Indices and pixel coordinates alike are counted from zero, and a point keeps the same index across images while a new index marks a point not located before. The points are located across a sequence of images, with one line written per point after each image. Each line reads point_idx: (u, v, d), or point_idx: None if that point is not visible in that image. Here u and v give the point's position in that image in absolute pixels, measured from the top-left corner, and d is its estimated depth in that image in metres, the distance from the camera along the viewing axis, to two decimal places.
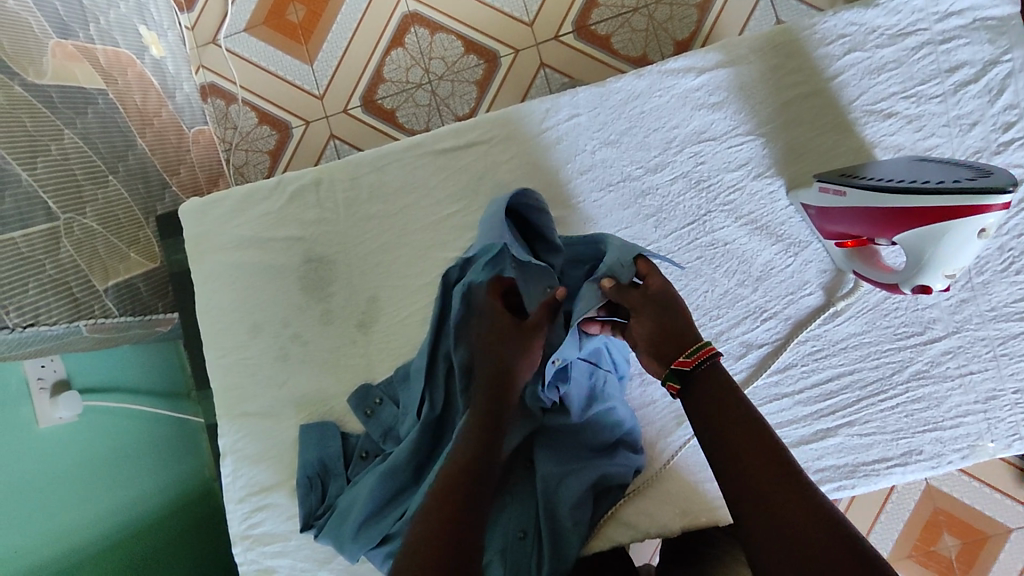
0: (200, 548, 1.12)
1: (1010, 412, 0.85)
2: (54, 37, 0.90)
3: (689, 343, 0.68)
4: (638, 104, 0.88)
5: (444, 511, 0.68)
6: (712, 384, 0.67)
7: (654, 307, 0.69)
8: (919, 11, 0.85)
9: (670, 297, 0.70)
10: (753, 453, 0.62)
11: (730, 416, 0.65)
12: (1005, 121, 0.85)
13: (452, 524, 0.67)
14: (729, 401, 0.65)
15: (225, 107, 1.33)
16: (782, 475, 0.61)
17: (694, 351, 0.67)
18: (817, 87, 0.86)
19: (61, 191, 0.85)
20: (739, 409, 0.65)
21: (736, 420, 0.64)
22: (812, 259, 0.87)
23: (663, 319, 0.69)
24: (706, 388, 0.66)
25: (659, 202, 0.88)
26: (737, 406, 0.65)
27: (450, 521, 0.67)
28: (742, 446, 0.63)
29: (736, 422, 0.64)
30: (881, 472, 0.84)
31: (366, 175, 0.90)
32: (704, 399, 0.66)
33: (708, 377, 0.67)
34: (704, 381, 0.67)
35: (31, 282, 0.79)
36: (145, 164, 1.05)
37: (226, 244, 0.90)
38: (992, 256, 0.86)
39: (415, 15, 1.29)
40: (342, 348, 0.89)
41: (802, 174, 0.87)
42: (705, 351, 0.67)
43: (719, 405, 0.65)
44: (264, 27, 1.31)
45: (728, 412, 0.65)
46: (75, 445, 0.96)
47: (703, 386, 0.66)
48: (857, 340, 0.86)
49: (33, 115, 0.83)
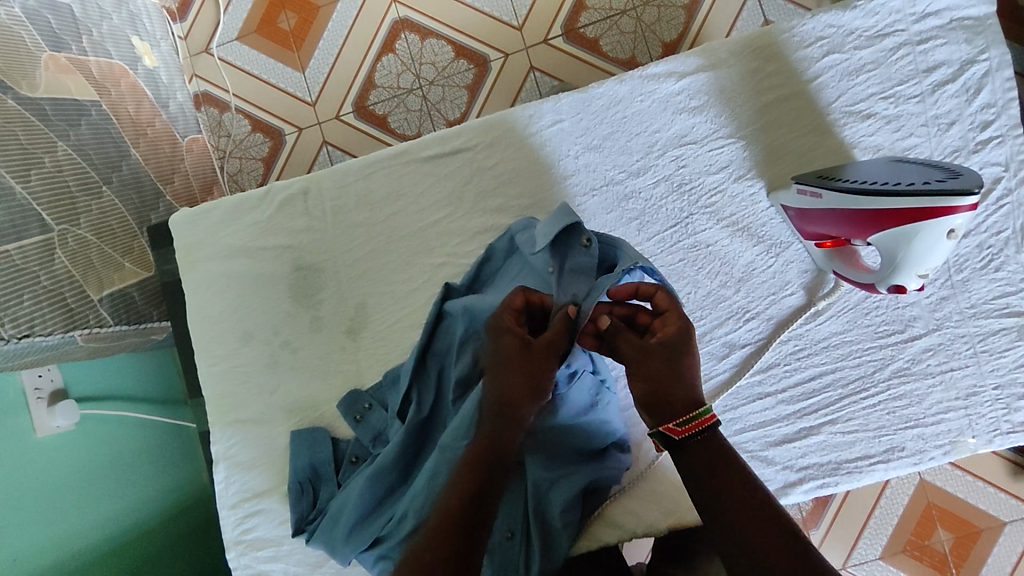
0: (197, 553, 1.13)
1: (991, 407, 0.86)
2: (46, 51, 0.92)
3: (694, 404, 0.68)
4: (620, 109, 0.89)
5: (461, 501, 0.67)
6: (708, 445, 0.68)
7: (665, 357, 0.69)
8: (897, 12, 0.86)
9: (684, 341, 0.69)
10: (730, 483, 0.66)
11: (727, 477, 0.66)
12: (983, 120, 0.86)
13: (464, 518, 0.66)
14: (726, 464, 0.67)
15: (218, 116, 1.34)
16: (757, 501, 0.65)
17: (691, 418, 0.67)
18: (796, 89, 0.87)
19: (55, 203, 0.87)
20: (734, 467, 0.67)
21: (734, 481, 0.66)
22: (793, 260, 0.88)
23: (677, 368, 0.68)
24: (701, 446, 0.68)
25: (642, 206, 0.89)
26: (732, 468, 0.67)
27: (464, 512, 0.67)
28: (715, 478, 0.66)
29: (731, 479, 0.66)
30: (863, 469, 0.86)
31: (353, 183, 0.92)
32: (700, 458, 0.67)
33: (697, 442, 0.67)
34: (697, 437, 0.67)
35: (26, 294, 0.80)
36: (139, 174, 1.07)
37: (216, 253, 0.91)
38: (971, 254, 0.87)
39: (404, 21, 1.30)
40: (332, 354, 0.91)
41: (782, 175, 0.88)
42: (701, 423, 0.67)
43: (713, 464, 0.67)
44: (256, 36, 1.33)
45: (724, 472, 0.66)
46: (72, 453, 0.97)
47: (697, 446, 0.68)
48: (839, 339, 0.87)
49: (26, 128, 0.84)
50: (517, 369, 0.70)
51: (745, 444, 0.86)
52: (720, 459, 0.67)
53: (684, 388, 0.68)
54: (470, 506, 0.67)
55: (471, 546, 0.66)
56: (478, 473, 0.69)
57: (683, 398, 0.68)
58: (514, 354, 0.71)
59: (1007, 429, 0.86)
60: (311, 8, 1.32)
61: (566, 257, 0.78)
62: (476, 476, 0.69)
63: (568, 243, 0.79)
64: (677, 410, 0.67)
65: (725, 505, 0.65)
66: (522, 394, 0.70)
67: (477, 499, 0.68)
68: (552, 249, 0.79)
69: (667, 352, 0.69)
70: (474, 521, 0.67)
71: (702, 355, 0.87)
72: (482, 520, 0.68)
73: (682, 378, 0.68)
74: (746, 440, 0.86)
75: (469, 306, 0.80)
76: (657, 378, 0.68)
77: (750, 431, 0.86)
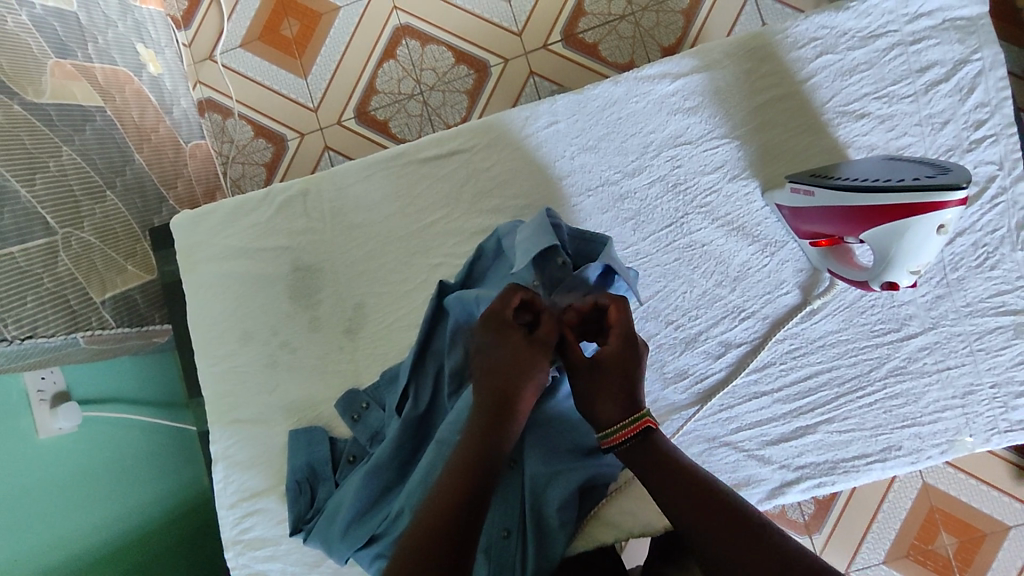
0: (197, 555, 1.13)
1: (989, 406, 0.86)
2: (52, 57, 0.93)
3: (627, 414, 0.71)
4: (615, 110, 0.90)
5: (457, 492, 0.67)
6: (665, 459, 0.70)
7: (603, 374, 0.72)
8: (889, 13, 0.87)
9: (625, 356, 0.72)
10: (689, 490, 0.67)
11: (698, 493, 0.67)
12: (976, 119, 0.87)
13: (459, 511, 0.66)
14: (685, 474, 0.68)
15: (221, 122, 1.35)
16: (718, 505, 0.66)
17: (619, 428, 0.70)
18: (790, 89, 0.88)
19: (58, 206, 0.88)
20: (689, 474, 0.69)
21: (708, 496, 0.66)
22: (788, 259, 0.88)
23: (615, 381, 0.72)
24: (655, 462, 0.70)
25: (637, 205, 0.89)
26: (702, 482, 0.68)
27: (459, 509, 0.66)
28: (673, 487, 0.68)
29: (690, 485, 0.68)
30: (860, 468, 0.86)
31: (352, 184, 0.93)
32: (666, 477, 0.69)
33: (637, 450, 0.71)
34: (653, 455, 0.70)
35: (30, 295, 0.81)
36: (142, 178, 1.08)
37: (217, 254, 0.92)
38: (967, 253, 0.87)
39: (405, 27, 1.32)
40: (331, 354, 0.91)
41: (777, 175, 0.88)
42: (630, 431, 0.70)
43: (669, 473, 0.69)
44: (260, 42, 1.35)
45: (677, 479, 0.68)
46: (74, 454, 0.98)
47: (654, 463, 0.69)
48: (835, 338, 0.87)
49: (32, 133, 0.86)
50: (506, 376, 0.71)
51: (741, 443, 0.86)
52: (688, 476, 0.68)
53: (617, 400, 0.71)
54: (467, 501, 0.67)
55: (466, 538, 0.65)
56: (474, 470, 0.68)
57: (617, 409, 0.71)
58: (504, 359, 0.72)
59: (1005, 428, 0.86)
60: (313, 15, 1.34)
61: (545, 268, 0.80)
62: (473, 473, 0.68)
63: (546, 260, 0.80)
64: (605, 425, 0.71)
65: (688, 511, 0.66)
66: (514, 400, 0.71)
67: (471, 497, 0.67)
68: (535, 265, 0.79)
69: (606, 366, 0.72)
70: (470, 515, 0.66)
71: (697, 354, 0.87)
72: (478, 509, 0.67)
73: (620, 393, 0.71)
74: (742, 439, 0.86)
75: (466, 302, 0.81)
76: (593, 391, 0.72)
77: (746, 430, 0.86)
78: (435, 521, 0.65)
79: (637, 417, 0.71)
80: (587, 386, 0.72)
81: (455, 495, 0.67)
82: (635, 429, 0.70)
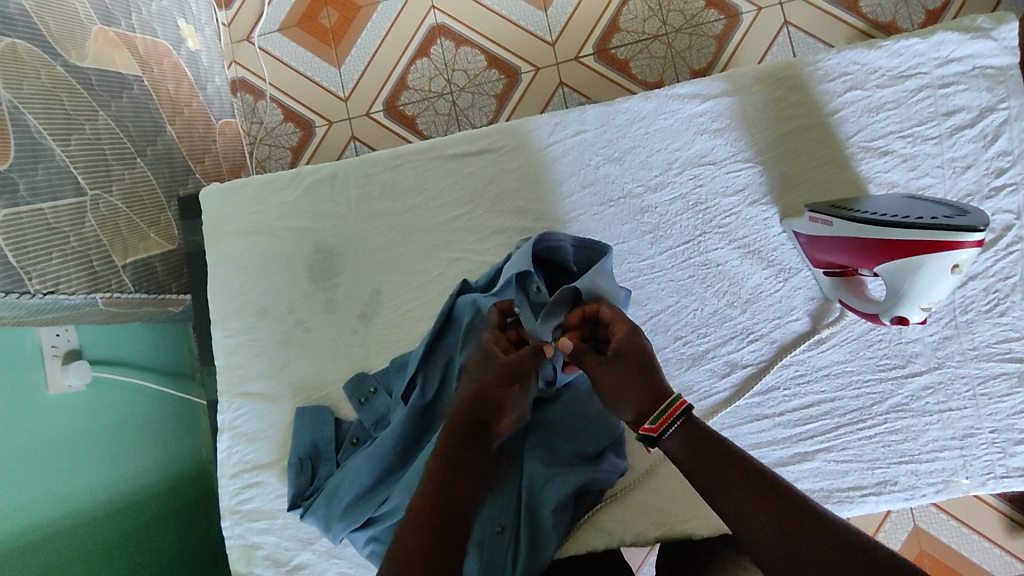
0: (190, 524, 1.15)
1: (987, 450, 0.87)
2: (97, 24, 0.96)
3: (657, 399, 0.66)
4: (643, 125, 0.92)
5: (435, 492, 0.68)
6: (730, 472, 0.63)
7: (618, 364, 0.68)
8: (921, 55, 0.88)
9: (636, 346, 0.68)
10: (731, 473, 0.63)
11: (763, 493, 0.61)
12: (997, 167, 0.88)
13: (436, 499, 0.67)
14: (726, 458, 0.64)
15: (252, 103, 1.38)
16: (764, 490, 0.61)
17: (659, 414, 0.65)
18: (816, 120, 0.90)
19: (90, 169, 0.90)
20: (725, 453, 0.64)
21: (809, 530, 0.58)
22: (801, 286, 0.90)
23: (632, 372, 0.67)
24: (708, 461, 0.64)
25: (657, 220, 0.91)
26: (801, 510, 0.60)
27: (435, 511, 0.66)
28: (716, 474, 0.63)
29: (730, 466, 0.63)
30: (855, 499, 0.86)
31: (379, 173, 0.94)
32: (748, 507, 0.61)
33: (682, 437, 0.65)
34: (734, 479, 0.62)
35: (55, 252, 0.84)
36: (172, 151, 1.10)
37: (242, 229, 0.94)
38: (977, 297, 0.88)
39: (441, 27, 1.34)
40: (343, 337, 0.93)
41: (795, 204, 0.90)
42: (669, 415, 0.65)
43: (706, 454, 0.64)
44: (297, 29, 1.37)
45: (720, 464, 0.63)
46: (82, 412, 0.99)
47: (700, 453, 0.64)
48: (840, 368, 0.88)
49: (71, 95, 0.88)
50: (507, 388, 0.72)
51: None
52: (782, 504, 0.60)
53: (646, 387, 0.67)
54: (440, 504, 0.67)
55: (449, 538, 0.65)
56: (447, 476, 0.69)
57: (647, 397, 0.66)
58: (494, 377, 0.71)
59: (1001, 473, 0.87)
60: (352, 7, 1.36)
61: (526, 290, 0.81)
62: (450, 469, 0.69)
63: (523, 283, 0.81)
64: (644, 413, 0.66)
65: (731, 497, 0.62)
66: (507, 404, 0.73)
67: (445, 501, 0.67)
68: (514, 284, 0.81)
69: (622, 357, 0.68)
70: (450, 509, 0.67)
71: (703, 371, 0.89)
72: (458, 511, 0.68)
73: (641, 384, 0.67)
74: None
75: (480, 301, 0.83)
76: (614, 389, 0.68)
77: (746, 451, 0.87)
78: (418, 522, 0.66)
79: (670, 402, 0.65)
80: (611, 384, 0.68)
81: (430, 497, 0.67)
82: (674, 411, 0.65)
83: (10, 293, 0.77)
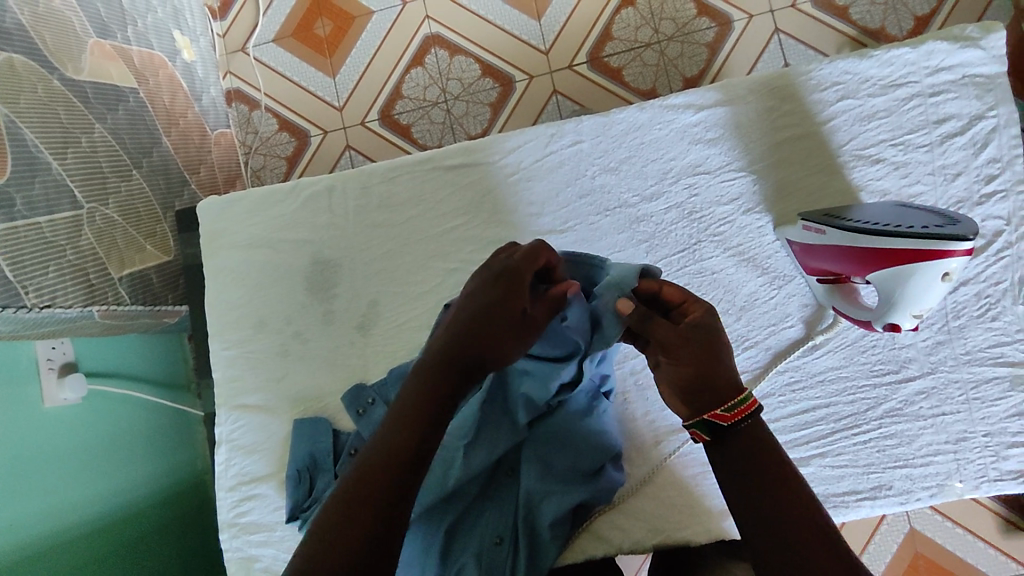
0: (188, 536, 1.15)
1: (980, 454, 0.87)
2: (94, 37, 0.96)
3: (731, 391, 0.66)
4: (638, 135, 0.92)
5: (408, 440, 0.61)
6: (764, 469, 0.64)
7: (691, 343, 0.67)
8: (911, 64, 0.89)
9: (713, 328, 0.67)
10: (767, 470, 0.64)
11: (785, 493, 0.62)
12: (987, 173, 0.89)
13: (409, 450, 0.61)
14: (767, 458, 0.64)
15: (248, 113, 1.38)
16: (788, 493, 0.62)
17: (735, 404, 0.65)
18: (809, 130, 0.91)
19: (86, 181, 0.91)
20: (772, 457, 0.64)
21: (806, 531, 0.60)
22: (795, 293, 0.90)
23: (699, 354, 0.66)
24: (748, 456, 0.65)
25: (652, 229, 0.92)
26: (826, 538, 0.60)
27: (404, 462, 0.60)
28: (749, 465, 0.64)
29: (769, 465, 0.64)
30: (850, 504, 0.87)
31: (377, 184, 0.95)
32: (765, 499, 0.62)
33: (745, 435, 0.65)
34: (777, 496, 0.62)
35: (51, 266, 0.84)
36: (168, 162, 1.10)
37: (240, 242, 0.95)
38: (969, 302, 0.89)
39: (436, 37, 1.35)
40: (341, 348, 0.93)
41: (789, 212, 0.90)
42: (743, 410, 0.65)
43: (753, 451, 0.65)
44: (292, 39, 1.38)
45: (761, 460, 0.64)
46: (78, 426, 0.99)
47: (745, 448, 0.65)
48: (835, 374, 0.89)
49: (67, 108, 0.88)
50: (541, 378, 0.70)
51: None
52: (811, 521, 0.61)
53: (720, 372, 0.66)
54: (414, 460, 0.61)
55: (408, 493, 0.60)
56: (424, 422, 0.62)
57: (719, 387, 0.66)
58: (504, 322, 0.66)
59: (995, 476, 0.87)
60: (347, 17, 1.37)
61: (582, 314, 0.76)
62: (431, 417, 0.62)
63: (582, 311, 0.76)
64: (721, 399, 0.65)
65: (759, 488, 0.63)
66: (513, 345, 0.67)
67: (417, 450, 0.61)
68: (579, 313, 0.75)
69: (693, 337, 0.67)
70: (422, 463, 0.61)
71: None
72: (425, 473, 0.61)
73: (714, 371, 0.66)
74: None
75: None
76: (688, 370, 0.66)
77: None
78: (379, 468, 0.60)
79: (744, 398, 0.65)
80: (683, 365, 0.67)
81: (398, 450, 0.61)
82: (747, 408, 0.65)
83: (7, 308, 0.77)
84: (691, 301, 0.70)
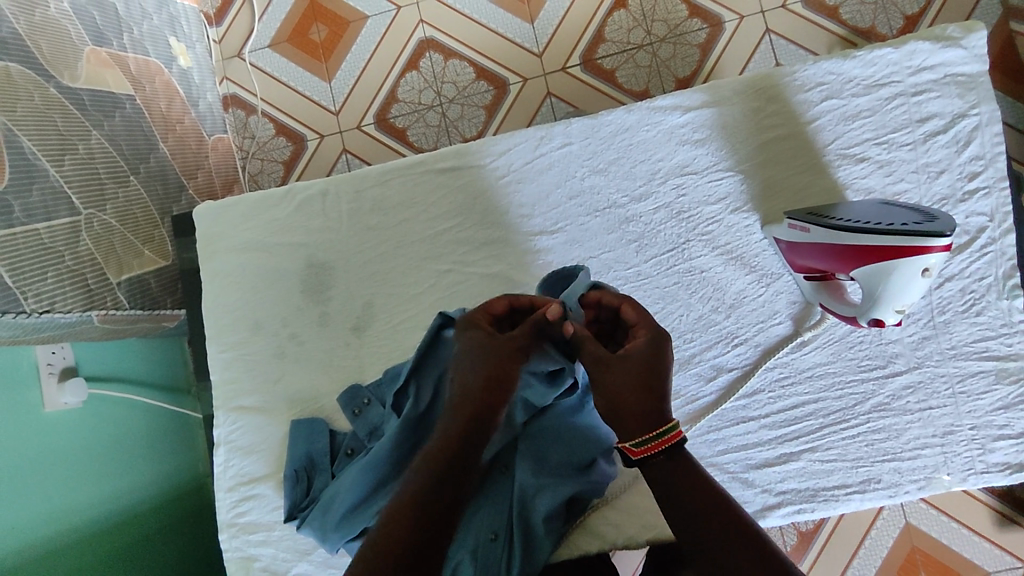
0: (189, 537, 1.16)
1: (967, 447, 0.89)
2: (90, 45, 0.97)
3: (653, 423, 0.67)
4: (626, 136, 0.94)
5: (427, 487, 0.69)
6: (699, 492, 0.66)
7: (627, 369, 0.69)
8: (894, 64, 0.91)
9: (654, 354, 0.70)
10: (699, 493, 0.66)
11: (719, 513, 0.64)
12: (971, 171, 0.91)
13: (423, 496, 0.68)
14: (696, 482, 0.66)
15: (244, 118, 1.40)
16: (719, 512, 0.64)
17: (649, 439, 0.67)
18: (794, 130, 0.92)
19: (84, 188, 0.92)
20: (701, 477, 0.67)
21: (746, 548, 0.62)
22: (783, 291, 0.92)
23: (632, 382, 0.69)
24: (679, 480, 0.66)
25: (642, 229, 0.93)
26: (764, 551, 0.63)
27: (420, 505, 0.67)
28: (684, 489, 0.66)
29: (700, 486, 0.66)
30: (840, 497, 0.88)
31: (370, 188, 0.96)
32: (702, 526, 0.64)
33: (665, 466, 0.67)
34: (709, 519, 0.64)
35: (50, 271, 0.85)
36: (165, 168, 1.12)
37: (236, 245, 0.96)
38: (954, 298, 0.90)
39: (430, 41, 1.36)
40: (337, 350, 0.94)
41: (775, 211, 0.92)
42: (661, 442, 0.67)
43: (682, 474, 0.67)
44: (287, 44, 1.39)
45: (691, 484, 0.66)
46: (79, 429, 1.00)
47: (675, 474, 0.67)
48: (823, 370, 0.90)
49: (64, 115, 0.90)
50: (493, 385, 0.75)
51: (726, 465, 0.89)
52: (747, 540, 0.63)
53: (648, 402, 0.68)
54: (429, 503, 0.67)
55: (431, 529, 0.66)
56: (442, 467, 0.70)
57: (644, 418, 0.68)
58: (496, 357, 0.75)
59: (981, 469, 0.89)
60: (341, 23, 1.38)
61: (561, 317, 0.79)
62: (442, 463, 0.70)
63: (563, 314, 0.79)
64: (635, 432, 0.68)
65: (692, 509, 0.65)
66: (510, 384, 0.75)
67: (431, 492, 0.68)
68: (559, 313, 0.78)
69: (632, 360, 0.70)
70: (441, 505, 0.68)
71: (690, 375, 0.91)
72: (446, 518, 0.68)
73: (642, 399, 0.68)
74: (728, 461, 0.89)
75: None
76: (614, 394, 0.69)
77: (732, 452, 0.90)
78: (399, 512, 0.67)
79: (660, 433, 0.67)
80: (612, 389, 0.69)
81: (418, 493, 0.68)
82: (662, 443, 0.67)
83: (7, 313, 0.78)
84: (639, 325, 0.72)
